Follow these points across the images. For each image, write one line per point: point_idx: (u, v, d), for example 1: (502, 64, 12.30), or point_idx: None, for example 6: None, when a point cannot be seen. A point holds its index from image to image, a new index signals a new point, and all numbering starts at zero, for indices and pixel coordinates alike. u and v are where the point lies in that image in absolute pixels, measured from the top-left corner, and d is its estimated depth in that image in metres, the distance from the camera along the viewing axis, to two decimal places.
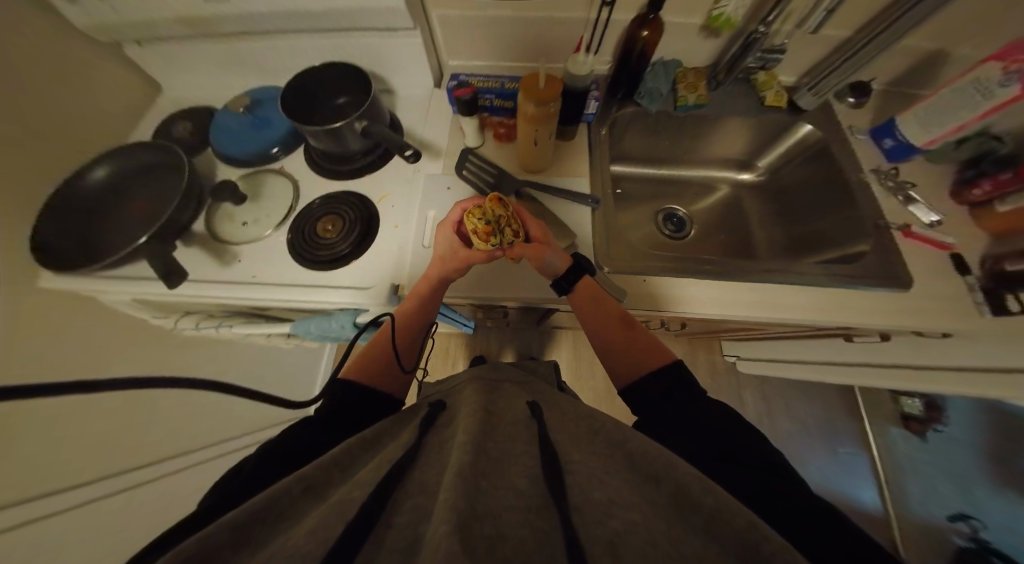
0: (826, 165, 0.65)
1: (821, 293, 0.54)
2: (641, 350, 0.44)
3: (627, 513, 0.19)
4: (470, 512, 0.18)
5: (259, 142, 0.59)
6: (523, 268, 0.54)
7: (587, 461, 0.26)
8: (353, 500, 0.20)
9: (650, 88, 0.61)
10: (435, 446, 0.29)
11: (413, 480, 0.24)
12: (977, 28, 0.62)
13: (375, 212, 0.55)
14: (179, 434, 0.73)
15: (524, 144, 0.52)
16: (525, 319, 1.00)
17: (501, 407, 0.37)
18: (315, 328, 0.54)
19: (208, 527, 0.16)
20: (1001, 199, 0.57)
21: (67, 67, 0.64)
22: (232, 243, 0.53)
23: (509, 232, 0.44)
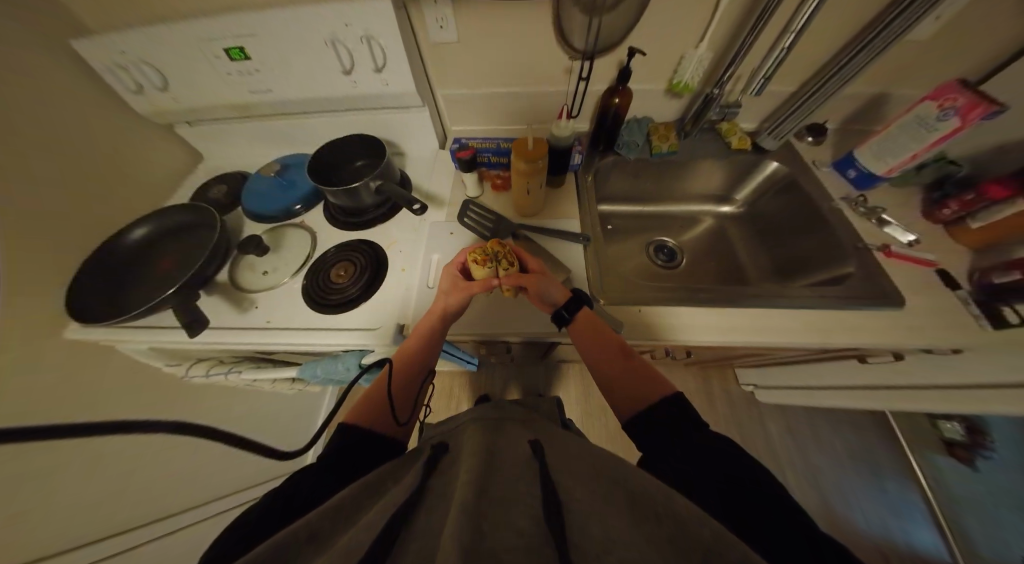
0: (797, 195, 0.71)
1: (815, 314, 0.56)
2: (640, 381, 0.44)
3: (627, 550, 0.19)
4: (474, 551, 0.18)
5: (284, 201, 0.66)
6: (522, 303, 0.57)
7: (590, 499, 0.26)
8: (354, 543, 0.20)
9: (627, 140, 0.70)
10: (437, 489, 0.29)
11: (415, 524, 0.24)
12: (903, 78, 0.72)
13: (384, 257, 0.60)
14: (193, 482, 0.71)
15: (518, 193, 0.58)
16: (528, 354, 0.99)
17: (504, 446, 0.37)
18: (322, 370, 0.55)
19: None
20: (972, 216, 0.60)
21: (126, 147, 0.75)
22: (251, 291, 0.58)
23: (504, 259, 0.49)
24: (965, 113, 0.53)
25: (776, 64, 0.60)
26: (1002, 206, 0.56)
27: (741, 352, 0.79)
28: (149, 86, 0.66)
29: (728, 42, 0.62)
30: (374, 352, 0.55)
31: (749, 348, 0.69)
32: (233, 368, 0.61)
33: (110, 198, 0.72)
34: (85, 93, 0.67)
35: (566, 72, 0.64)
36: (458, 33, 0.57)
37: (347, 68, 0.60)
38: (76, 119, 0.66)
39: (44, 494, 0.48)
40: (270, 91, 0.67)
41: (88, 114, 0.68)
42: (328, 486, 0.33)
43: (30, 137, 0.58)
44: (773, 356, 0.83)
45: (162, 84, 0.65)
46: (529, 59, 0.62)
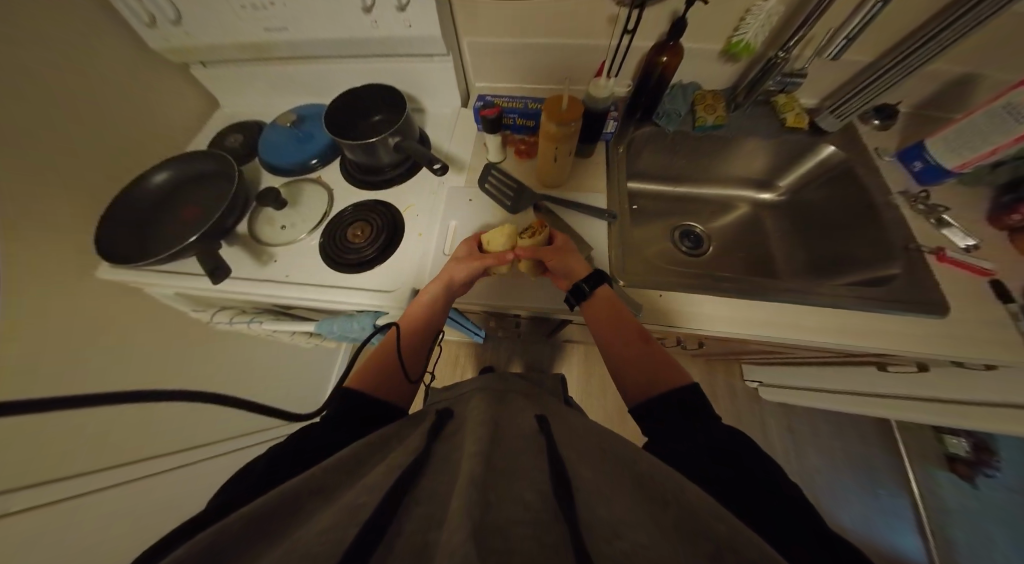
0: (850, 186, 0.64)
1: (846, 316, 0.53)
2: (652, 368, 0.43)
3: (636, 534, 0.19)
4: (482, 524, 0.19)
5: (301, 154, 0.64)
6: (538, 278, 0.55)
7: (595, 479, 0.26)
8: (366, 502, 0.21)
9: (668, 109, 0.63)
10: (444, 453, 0.30)
11: (423, 487, 0.25)
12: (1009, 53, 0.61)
13: (400, 220, 0.58)
14: (207, 424, 0.75)
15: (545, 161, 0.54)
16: (536, 330, 1.00)
17: (509, 418, 0.38)
18: (338, 328, 0.57)
19: (220, 522, 0.17)
20: None
21: (141, 86, 0.72)
22: (270, 244, 0.58)
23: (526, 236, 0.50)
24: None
25: (862, 24, 0.52)
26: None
27: (754, 348, 0.77)
28: (159, 16, 0.62)
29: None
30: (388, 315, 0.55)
31: (767, 345, 0.67)
32: (254, 319, 0.63)
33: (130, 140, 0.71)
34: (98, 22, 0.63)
35: (610, 22, 0.56)
36: None
37: (367, 5, 0.54)
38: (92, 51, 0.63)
39: (75, 424, 0.53)
40: (284, 29, 0.62)
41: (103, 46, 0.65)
42: (339, 439, 0.34)
43: (44, 68, 0.56)
44: (787, 355, 0.81)
45: (171, 14, 0.61)
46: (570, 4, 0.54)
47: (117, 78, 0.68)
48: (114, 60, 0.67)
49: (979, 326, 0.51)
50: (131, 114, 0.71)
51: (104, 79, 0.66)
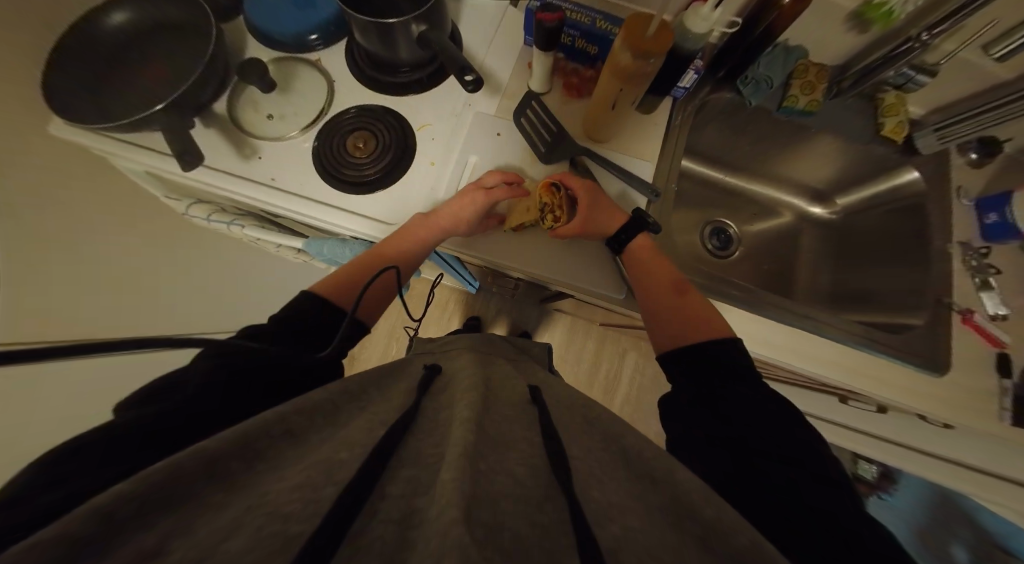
0: (912, 224, 0.57)
1: (852, 355, 0.51)
2: (686, 318, 0.41)
3: (625, 519, 0.18)
4: (474, 494, 0.17)
5: (298, 23, 0.50)
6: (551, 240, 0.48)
7: (585, 457, 0.25)
8: (345, 462, 0.19)
9: (760, 74, 0.51)
10: (430, 413, 0.28)
11: (406, 447, 0.23)
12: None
13: (412, 141, 0.49)
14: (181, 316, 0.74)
15: (599, 104, 0.44)
16: (530, 294, 0.98)
17: (500, 384, 0.36)
18: (330, 251, 0.51)
19: (175, 456, 0.14)
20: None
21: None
22: (254, 136, 0.48)
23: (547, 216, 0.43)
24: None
25: None
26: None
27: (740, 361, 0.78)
28: None
29: None
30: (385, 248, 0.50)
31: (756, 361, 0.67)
32: (235, 220, 0.56)
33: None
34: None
35: None
36: None
37: None
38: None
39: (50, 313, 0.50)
40: None
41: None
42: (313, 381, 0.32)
43: None
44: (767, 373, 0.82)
45: None
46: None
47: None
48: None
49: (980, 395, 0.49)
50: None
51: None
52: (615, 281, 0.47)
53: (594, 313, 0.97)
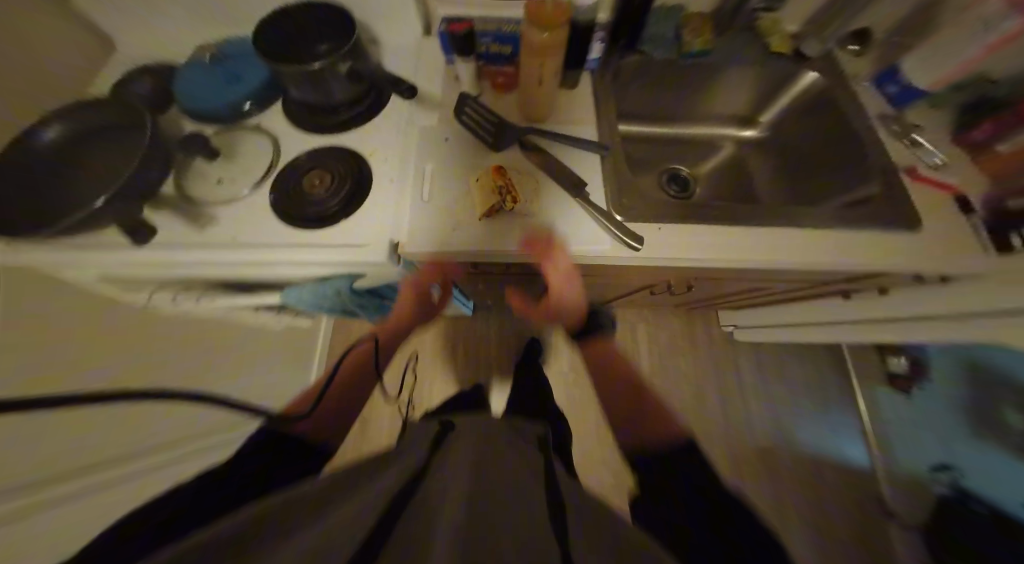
0: (830, 114, 0.62)
1: (839, 237, 0.51)
2: (656, 423, 0.55)
3: None
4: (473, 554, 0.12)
5: (230, 95, 0.52)
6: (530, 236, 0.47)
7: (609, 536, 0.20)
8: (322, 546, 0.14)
9: (652, 34, 0.60)
10: (432, 490, 0.24)
11: (398, 527, 0.18)
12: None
13: (366, 167, 0.50)
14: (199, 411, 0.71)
15: (527, 84, 0.48)
16: (523, 293, 0.97)
17: (510, 452, 0.33)
18: (308, 293, 0.50)
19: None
20: (1002, 139, 0.51)
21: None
22: (207, 204, 0.48)
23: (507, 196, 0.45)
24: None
25: None
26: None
27: (739, 292, 0.79)
28: None
29: None
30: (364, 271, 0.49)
31: (751, 282, 0.68)
32: (198, 294, 0.53)
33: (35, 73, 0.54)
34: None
35: None
36: None
37: None
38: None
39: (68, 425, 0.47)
40: None
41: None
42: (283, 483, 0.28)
43: None
44: (768, 296, 0.83)
45: None
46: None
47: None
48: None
49: (963, 237, 0.50)
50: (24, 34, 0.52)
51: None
52: (597, 237, 0.47)
53: (591, 295, 0.97)
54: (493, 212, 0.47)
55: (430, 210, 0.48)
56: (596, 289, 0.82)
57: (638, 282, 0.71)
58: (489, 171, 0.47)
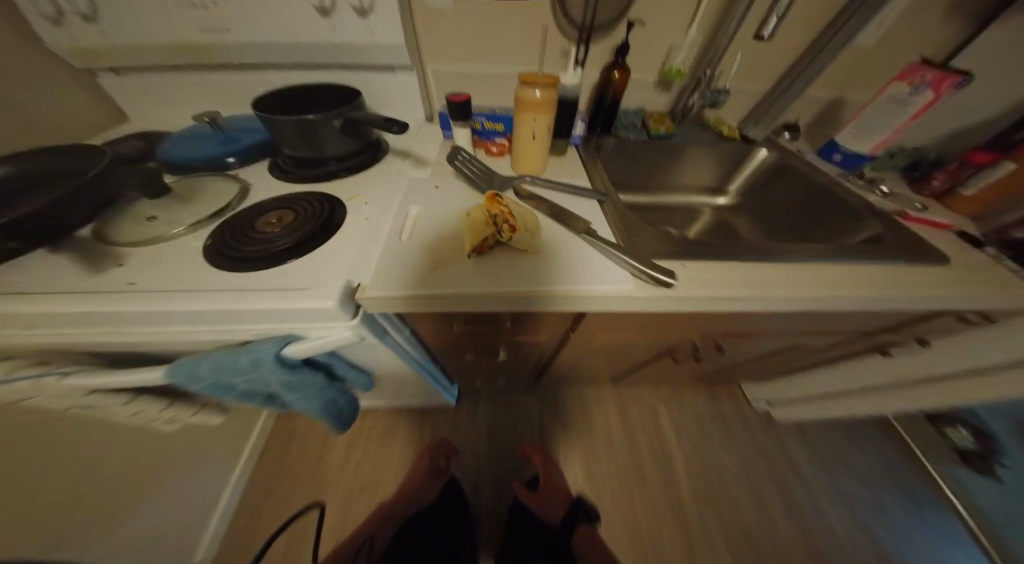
0: (792, 177, 0.68)
1: (876, 271, 0.46)
2: None
3: None
4: None
5: (214, 151, 0.51)
6: (532, 275, 0.38)
7: None
8: None
9: (625, 122, 0.69)
10: None
11: None
12: (867, 77, 0.69)
13: (344, 210, 0.45)
14: None
15: (520, 139, 0.50)
16: (521, 367, 0.80)
17: None
18: (210, 366, 0.35)
19: None
20: (963, 184, 0.56)
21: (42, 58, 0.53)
22: (126, 244, 0.38)
23: (503, 225, 0.38)
24: (936, 85, 0.52)
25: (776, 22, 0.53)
26: (994, 168, 0.53)
27: (772, 351, 0.69)
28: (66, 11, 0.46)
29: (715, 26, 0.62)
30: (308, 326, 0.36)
31: (788, 335, 0.59)
32: (55, 370, 0.36)
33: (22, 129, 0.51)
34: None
35: (563, 54, 0.65)
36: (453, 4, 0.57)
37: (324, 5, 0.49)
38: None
39: None
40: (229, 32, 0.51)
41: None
42: None
43: None
44: (803, 356, 0.73)
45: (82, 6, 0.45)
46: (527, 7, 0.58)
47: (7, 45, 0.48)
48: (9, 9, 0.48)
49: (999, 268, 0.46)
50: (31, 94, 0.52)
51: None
52: (612, 274, 0.39)
53: (602, 368, 0.82)
54: (484, 250, 0.40)
55: (411, 250, 0.40)
56: (609, 355, 0.69)
57: (659, 341, 0.59)
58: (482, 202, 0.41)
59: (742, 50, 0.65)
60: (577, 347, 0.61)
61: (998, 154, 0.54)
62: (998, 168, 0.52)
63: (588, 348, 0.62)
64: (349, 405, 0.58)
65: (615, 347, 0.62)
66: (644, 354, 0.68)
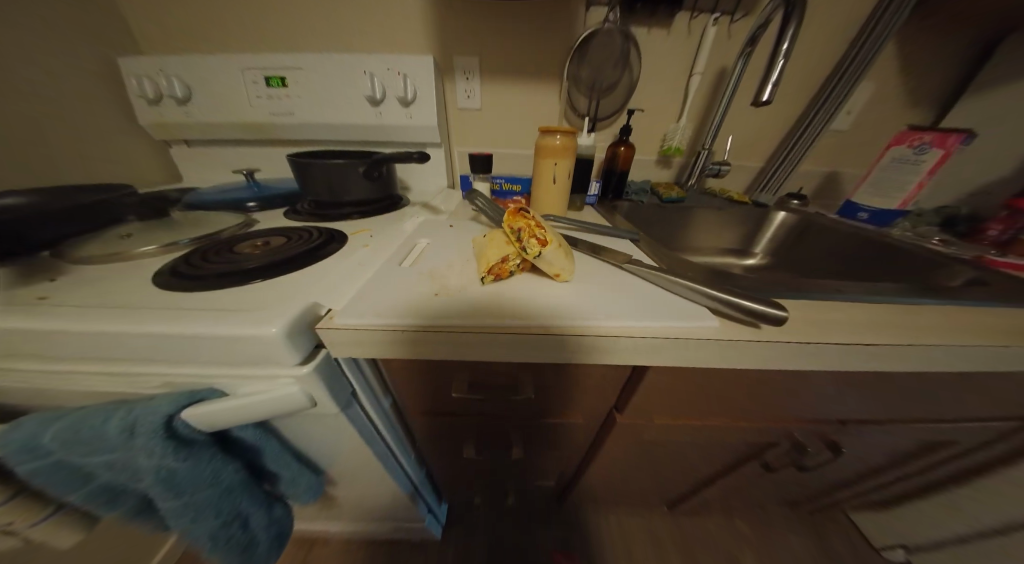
0: (824, 234, 0.64)
1: (1016, 315, 0.35)
2: None
3: None
4: None
5: (236, 196, 0.51)
6: (562, 305, 0.29)
7: None
8: None
9: (636, 188, 0.72)
10: None
11: None
12: (853, 156, 0.76)
13: (344, 241, 0.40)
14: None
15: (542, 184, 0.51)
16: (536, 472, 0.58)
17: None
18: (61, 428, 0.22)
19: None
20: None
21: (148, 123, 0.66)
22: (79, 261, 0.33)
23: (529, 240, 0.31)
24: (940, 142, 0.55)
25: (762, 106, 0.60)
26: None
27: (896, 449, 0.48)
28: (166, 94, 0.57)
29: (702, 118, 0.72)
30: (237, 369, 0.25)
31: (918, 420, 0.42)
32: None
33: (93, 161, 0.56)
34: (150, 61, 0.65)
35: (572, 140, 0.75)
36: (481, 104, 0.70)
37: (374, 97, 0.57)
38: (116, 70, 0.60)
39: None
40: (289, 115, 0.59)
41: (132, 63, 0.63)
42: None
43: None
44: (941, 461, 0.51)
45: (179, 92, 0.56)
46: (542, 105, 0.70)
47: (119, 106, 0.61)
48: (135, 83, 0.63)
49: None
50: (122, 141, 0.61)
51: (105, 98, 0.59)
52: (676, 308, 0.30)
53: (649, 478, 0.58)
54: (501, 273, 0.32)
55: (413, 276, 0.33)
56: (660, 453, 0.49)
57: (735, 427, 0.42)
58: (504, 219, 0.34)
59: (731, 135, 0.74)
60: (618, 436, 0.44)
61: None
62: None
63: (633, 438, 0.44)
64: (278, 534, 0.36)
65: (670, 437, 0.44)
66: (709, 451, 0.49)
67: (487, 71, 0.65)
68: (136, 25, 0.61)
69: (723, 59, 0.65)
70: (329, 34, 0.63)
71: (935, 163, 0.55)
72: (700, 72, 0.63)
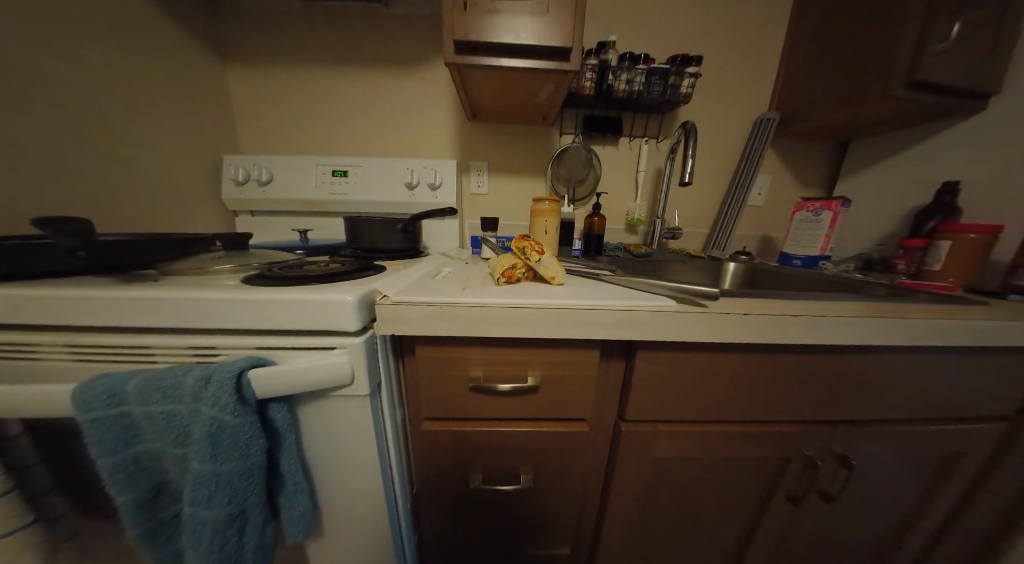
0: (772, 276, 0.77)
1: (921, 307, 0.44)
2: None
3: None
4: None
5: (291, 246, 0.64)
6: (560, 294, 0.38)
7: None
8: None
9: (613, 248, 0.89)
10: None
11: None
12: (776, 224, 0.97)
13: (383, 268, 0.50)
14: None
15: (538, 235, 0.65)
16: (547, 533, 0.50)
17: None
18: (152, 376, 0.27)
19: None
20: (923, 263, 0.66)
21: (190, 136, 0.74)
22: (177, 272, 0.41)
23: (531, 252, 0.42)
24: (828, 206, 0.74)
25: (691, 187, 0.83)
26: (931, 247, 0.64)
27: (914, 467, 0.47)
28: (253, 179, 0.77)
29: (653, 199, 0.97)
30: (304, 340, 0.31)
31: (905, 419, 0.44)
32: None
33: (134, 166, 0.62)
34: (174, 71, 0.70)
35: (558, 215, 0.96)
36: (488, 190, 0.93)
37: (411, 183, 0.78)
38: (139, 73, 0.63)
39: None
40: (345, 194, 0.79)
41: (151, 64, 0.65)
42: None
43: (124, 144, 0.60)
44: (968, 487, 0.49)
45: (265, 177, 0.77)
46: (534, 191, 0.93)
47: (151, 111, 0.65)
48: (161, 86, 0.67)
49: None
50: (157, 146, 0.66)
51: (134, 100, 0.62)
52: (649, 298, 0.38)
53: (679, 538, 0.51)
54: (512, 277, 0.42)
55: (442, 284, 0.42)
56: (679, 482, 0.46)
57: (741, 434, 0.43)
58: (515, 241, 0.44)
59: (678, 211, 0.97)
60: (628, 452, 0.43)
61: (927, 239, 0.67)
62: (938, 245, 0.63)
63: (643, 453, 0.43)
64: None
65: (680, 452, 0.43)
66: (729, 478, 0.46)
67: (493, 170, 0.91)
68: (248, 142, 0.88)
69: (656, 163, 0.94)
70: (383, 148, 0.90)
71: (831, 219, 0.73)
72: (644, 169, 0.89)
